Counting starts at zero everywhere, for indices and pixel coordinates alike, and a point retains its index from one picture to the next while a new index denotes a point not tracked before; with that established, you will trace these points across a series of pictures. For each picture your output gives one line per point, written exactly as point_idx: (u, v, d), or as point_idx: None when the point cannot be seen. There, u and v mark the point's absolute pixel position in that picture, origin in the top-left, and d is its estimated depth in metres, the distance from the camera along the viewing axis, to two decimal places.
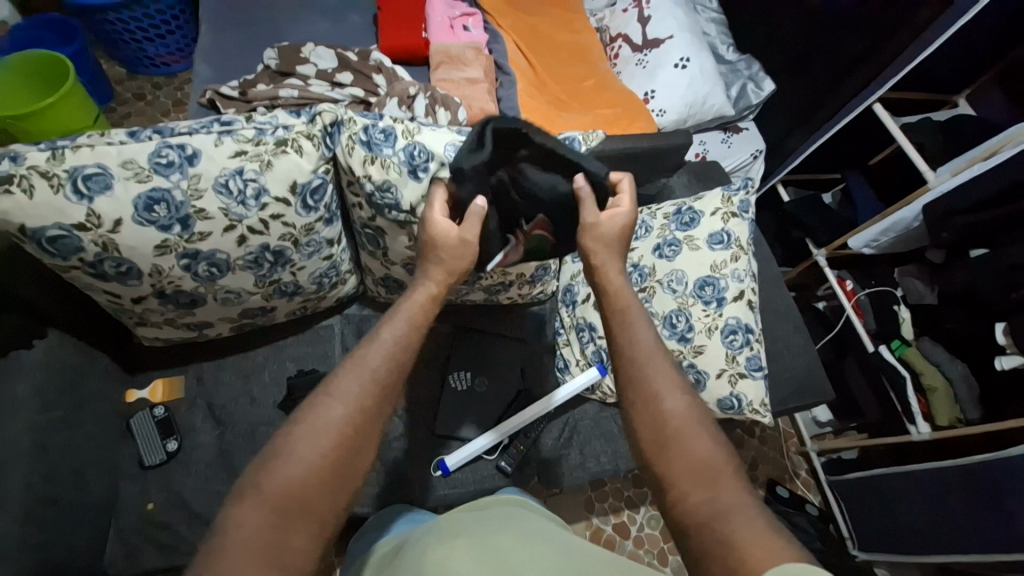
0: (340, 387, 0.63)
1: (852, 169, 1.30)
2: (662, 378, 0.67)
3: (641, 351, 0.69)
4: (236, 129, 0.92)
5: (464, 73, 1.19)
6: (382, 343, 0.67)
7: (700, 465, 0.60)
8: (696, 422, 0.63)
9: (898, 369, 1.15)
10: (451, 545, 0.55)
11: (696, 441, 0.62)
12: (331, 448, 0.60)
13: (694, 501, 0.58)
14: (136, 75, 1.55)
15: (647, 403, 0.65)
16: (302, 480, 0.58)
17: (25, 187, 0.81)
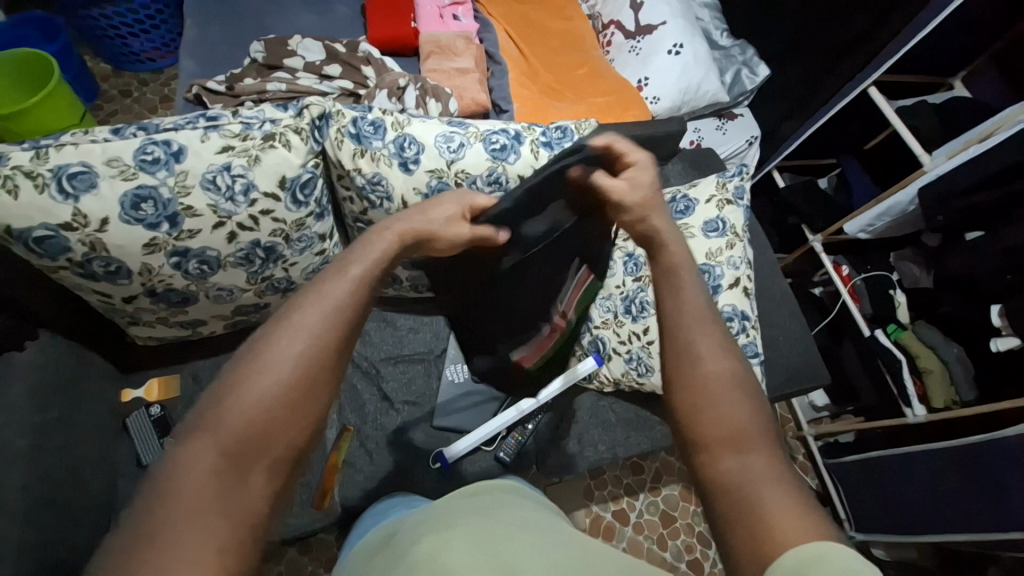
0: (309, 313, 0.54)
1: (847, 154, 1.29)
2: (707, 340, 0.59)
3: (691, 311, 0.61)
4: (222, 124, 0.91)
5: (455, 63, 1.18)
6: (346, 279, 0.58)
7: (737, 431, 0.54)
8: (737, 386, 0.56)
9: (893, 353, 1.15)
10: (443, 536, 0.54)
11: (733, 406, 0.55)
12: (300, 379, 0.51)
13: (721, 466, 0.52)
14: (122, 71, 1.53)
15: (685, 362, 0.58)
16: (264, 412, 0.49)
17: (9, 187, 0.80)
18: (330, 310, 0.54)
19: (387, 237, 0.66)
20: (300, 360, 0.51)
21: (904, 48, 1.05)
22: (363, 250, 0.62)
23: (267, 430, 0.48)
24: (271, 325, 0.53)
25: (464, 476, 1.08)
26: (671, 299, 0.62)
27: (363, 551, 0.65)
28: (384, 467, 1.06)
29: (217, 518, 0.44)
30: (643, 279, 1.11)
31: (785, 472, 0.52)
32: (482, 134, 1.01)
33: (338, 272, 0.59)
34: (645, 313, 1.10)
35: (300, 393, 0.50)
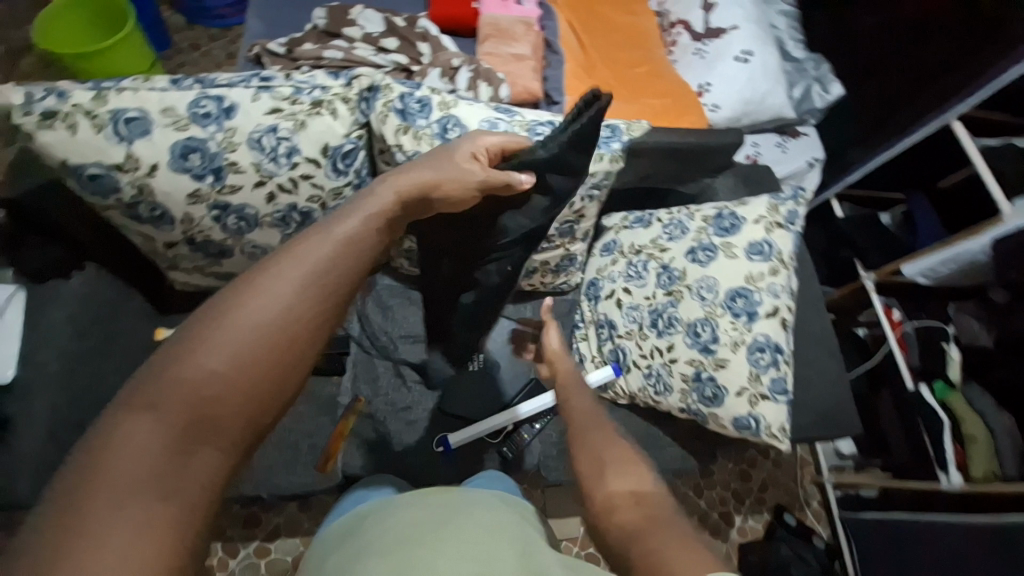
0: (275, 281, 0.55)
1: (916, 190, 1.20)
2: (597, 430, 0.70)
3: (581, 409, 0.74)
4: (274, 86, 0.93)
5: (512, 48, 1.15)
6: (328, 239, 0.61)
7: (632, 494, 0.62)
8: (626, 460, 0.66)
9: (938, 414, 1.07)
10: (409, 540, 0.55)
11: (625, 474, 0.64)
12: (257, 351, 0.52)
13: (619, 519, 0.60)
14: (195, 25, 1.59)
15: (585, 445, 0.68)
16: (220, 381, 0.50)
17: (70, 124, 0.84)
18: (298, 281, 0.56)
19: (384, 196, 0.70)
20: (259, 331, 0.52)
21: (998, 83, 0.94)
22: (357, 210, 0.66)
23: (223, 399, 0.50)
24: (234, 295, 0.54)
25: (463, 464, 1.08)
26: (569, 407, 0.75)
27: (340, 530, 0.67)
28: (387, 443, 1.07)
29: (167, 484, 0.45)
30: (675, 295, 1.06)
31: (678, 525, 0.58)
32: (528, 124, 0.98)
33: (313, 236, 0.60)
34: (672, 330, 1.05)
35: (262, 363, 0.52)
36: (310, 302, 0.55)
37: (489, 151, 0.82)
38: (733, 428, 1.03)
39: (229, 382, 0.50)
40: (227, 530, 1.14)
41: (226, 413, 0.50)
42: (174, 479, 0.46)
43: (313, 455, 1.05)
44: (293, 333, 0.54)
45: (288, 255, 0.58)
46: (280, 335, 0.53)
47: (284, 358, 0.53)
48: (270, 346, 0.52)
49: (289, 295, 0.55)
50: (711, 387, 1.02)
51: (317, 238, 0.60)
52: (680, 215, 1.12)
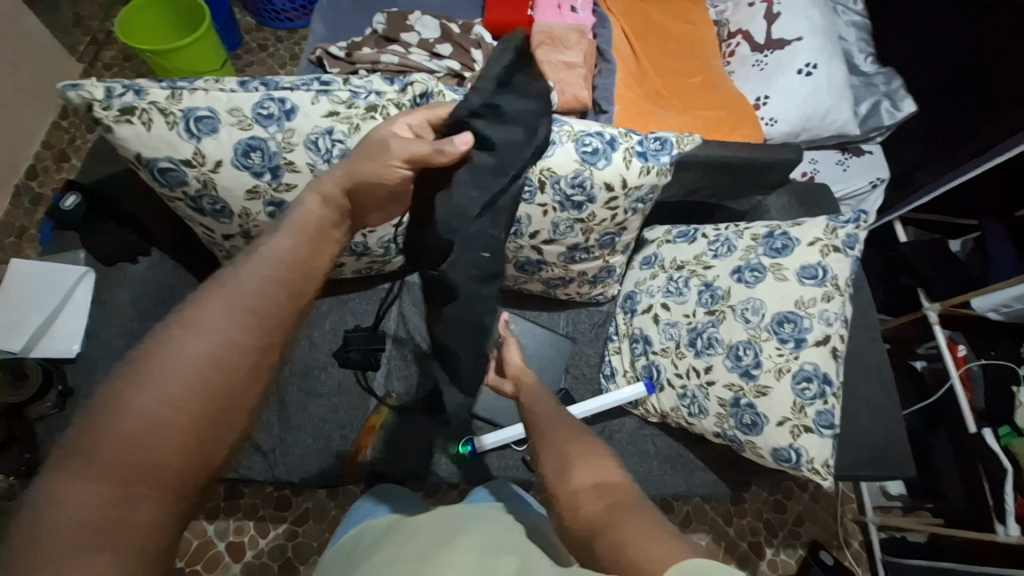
0: (204, 320, 0.52)
1: (991, 218, 1.11)
2: (559, 432, 0.68)
3: (548, 412, 0.74)
4: (332, 90, 0.95)
5: (563, 56, 1.15)
6: (258, 267, 0.57)
7: (598, 485, 0.59)
8: (591, 452, 0.64)
9: (1001, 459, 0.98)
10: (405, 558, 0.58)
11: (589, 466, 0.62)
12: (191, 390, 0.50)
13: (585, 513, 0.57)
14: (264, 27, 1.67)
15: (549, 450, 0.66)
16: (151, 428, 0.48)
17: (145, 119, 0.90)
18: (230, 312, 0.53)
19: (310, 209, 0.65)
20: (197, 364, 0.51)
21: None
22: (289, 232, 0.62)
23: (151, 445, 0.48)
24: (173, 328, 0.52)
25: (488, 468, 1.08)
26: (536, 415, 0.74)
27: (356, 538, 0.73)
28: (414, 440, 1.09)
29: (92, 550, 0.43)
30: (717, 315, 1.02)
31: (645, 511, 0.55)
32: (576, 134, 0.95)
33: (243, 263, 0.58)
34: (711, 351, 1.02)
35: (195, 404, 0.50)
36: (240, 333, 0.53)
37: (416, 125, 0.73)
38: (772, 459, 0.99)
39: (161, 429, 0.48)
40: (260, 510, 1.19)
41: (158, 459, 0.48)
42: (111, 533, 0.44)
43: (343, 447, 1.08)
44: (224, 372, 0.52)
45: (219, 290, 0.55)
46: (214, 371, 0.51)
47: (222, 396, 0.51)
48: (203, 385, 0.50)
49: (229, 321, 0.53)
50: (749, 414, 0.98)
51: (250, 265, 0.57)
52: (728, 232, 1.08)
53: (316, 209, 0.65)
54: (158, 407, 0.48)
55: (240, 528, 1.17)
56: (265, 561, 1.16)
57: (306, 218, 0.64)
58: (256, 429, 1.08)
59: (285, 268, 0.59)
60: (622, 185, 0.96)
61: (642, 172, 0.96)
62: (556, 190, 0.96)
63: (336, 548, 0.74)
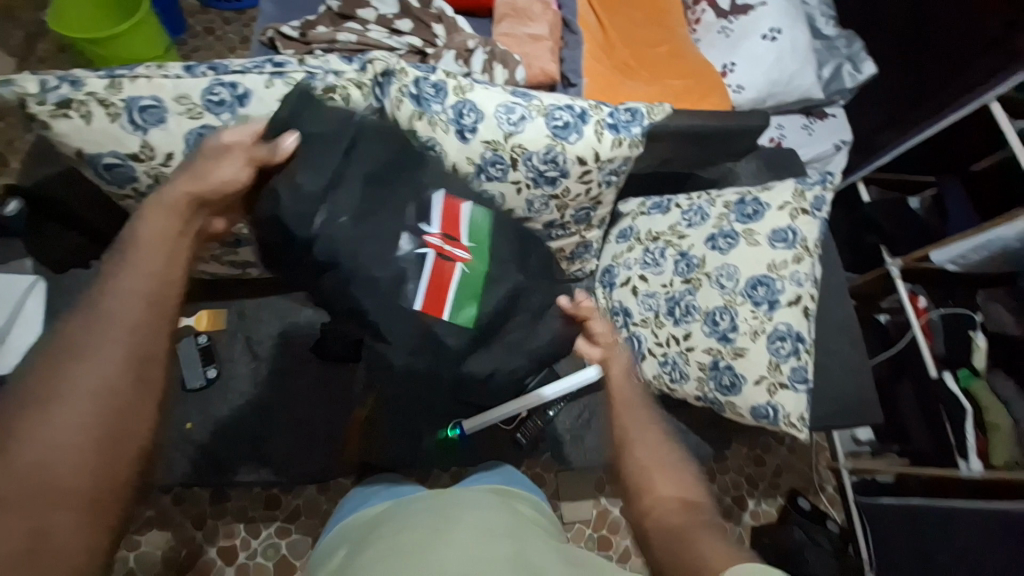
0: (94, 338, 0.55)
1: (950, 174, 1.17)
2: (643, 431, 0.70)
3: (628, 409, 0.73)
4: (288, 72, 0.88)
5: (529, 29, 1.12)
6: (127, 290, 0.59)
7: (679, 496, 0.64)
8: (673, 463, 0.67)
9: (960, 400, 1.05)
10: (409, 533, 0.56)
11: (669, 479, 0.66)
12: (87, 406, 0.51)
13: (660, 518, 0.62)
14: (209, 9, 1.56)
15: (632, 449, 0.69)
16: (48, 455, 0.48)
17: (84, 112, 0.82)
18: (110, 329, 0.56)
19: (150, 230, 0.65)
20: (90, 381, 0.52)
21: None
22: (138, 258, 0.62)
23: (56, 469, 0.48)
24: (58, 354, 0.53)
25: (480, 450, 1.09)
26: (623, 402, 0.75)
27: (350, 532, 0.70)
28: None
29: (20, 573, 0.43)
30: (693, 282, 1.04)
31: (714, 524, 0.61)
32: (546, 109, 0.94)
33: (106, 288, 0.59)
34: (689, 318, 1.04)
35: (98, 422, 0.51)
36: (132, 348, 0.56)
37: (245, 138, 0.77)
38: (751, 417, 1.02)
39: (62, 451, 0.49)
40: (250, 511, 1.17)
41: (64, 479, 0.48)
42: (32, 558, 0.44)
43: (331, 441, 1.07)
44: (119, 386, 0.53)
45: (92, 318, 0.56)
46: (112, 388, 0.53)
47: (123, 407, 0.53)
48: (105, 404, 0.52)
49: (117, 334, 0.56)
50: (728, 375, 1.01)
51: (118, 286, 0.59)
52: (700, 201, 1.09)
53: (158, 227, 0.66)
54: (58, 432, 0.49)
55: (231, 531, 1.15)
56: (259, 561, 1.14)
57: (154, 236, 0.65)
58: (239, 431, 1.05)
59: (161, 282, 0.61)
60: (594, 158, 0.95)
61: (614, 144, 0.95)
62: (529, 167, 0.95)
63: (329, 541, 0.73)
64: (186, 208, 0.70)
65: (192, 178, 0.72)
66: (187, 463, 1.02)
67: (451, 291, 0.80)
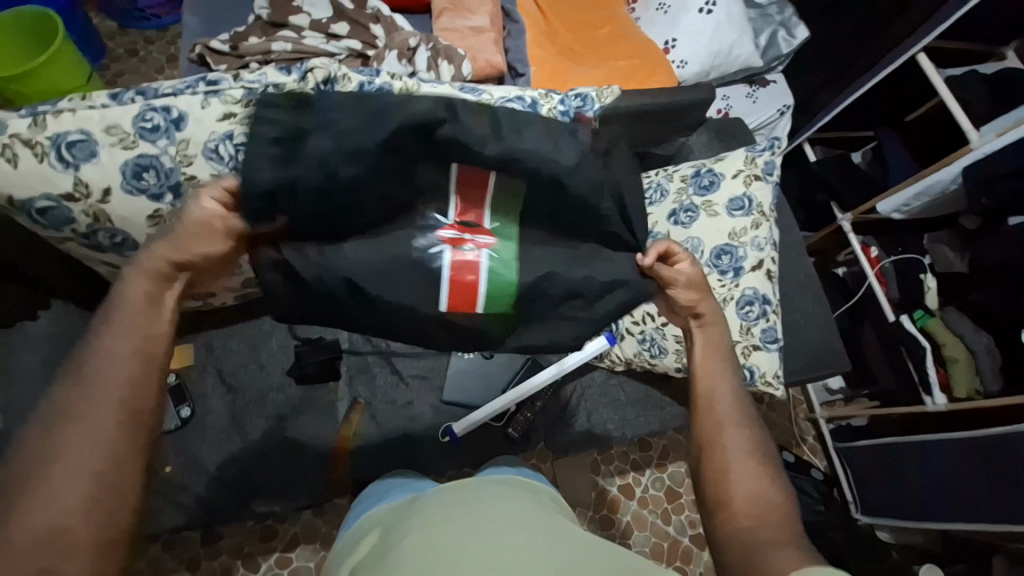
0: (83, 404, 0.50)
1: (885, 126, 1.22)
2: (735, 431, 0.64)
3: (720, 397, 0.66)
4: (223, 89, 0.82)
5: (469, 21, 1.10)
6: (112, 349, 0.53)
7: (760, 508, 0.59)
8: (760, 469, 0.61)
9: (918, 340, 1.12)
10: (433, 538, 0.53)
11: (749, 479, 0.60)
12: (86, 473, 0.48)
13: (740, 526, 0.58)
14: (127, 29, 1.47)
15: (713, 448, 0.63)
16: (48, 528, 0.46)
17: (9, 156, 0.74)
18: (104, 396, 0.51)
19: (134, 292, 0.57)
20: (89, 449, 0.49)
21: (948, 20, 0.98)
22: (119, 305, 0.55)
23: (69, 533, 0.46)
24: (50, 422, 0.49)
25: (474, 450, 1.09)
26: (707, 391, 0.67)
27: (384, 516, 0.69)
28: (394, 439, 1.07)
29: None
30: None
31: (801, 540, 0.56)
32: (497, 102, 0.93)
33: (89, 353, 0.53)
34: None
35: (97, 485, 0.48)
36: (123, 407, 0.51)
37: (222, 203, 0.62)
38: None
39: (64, 524, 0.46)
40: (246, 546, 1.13)
41: (75, 535, 0.46)
42: None
43: (321, 464, 1.04)
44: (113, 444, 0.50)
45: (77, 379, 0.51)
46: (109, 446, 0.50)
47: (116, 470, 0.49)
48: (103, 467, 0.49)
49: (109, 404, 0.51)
50: None
51: (103, 348, 0.53)
52: (658, 178, 1.11)
53: (139, 288, 0.57)
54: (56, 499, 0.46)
55: (228, 569, 1.12)
56: None
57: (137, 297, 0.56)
58: (222, 467, 1.01)
59: (145, 337, 0.55)
60: None
61: None
62: None
63: (357, 528, 0.72)
64: (172, 273, 0.59)
65: (175, 248, 0.59)
66: (175, 510, 0.98)
67: (479, 278, 0.66)
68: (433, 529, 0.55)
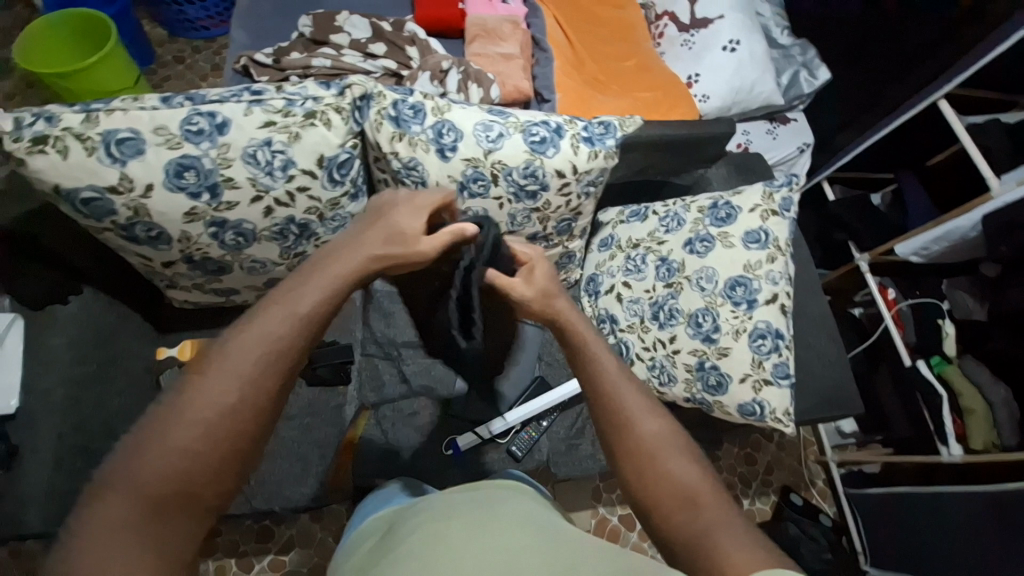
0: (230, 363, 0.55)
1: (906, 169, 1.22)
2: (636, 405, 0.65)
3: (612, 384, 0.66)
4: (266, 99, 0.87)
5: (500, 48, 1.15)
6: (293, 317, 0.59)
7: (687, 490, 0.59)
8: (673, 443, 0.62)
9: (934, 387, 1.10)
10: (438, 527, 0.56)
11: (671, 466, 0.61)
12: (207, 429, 0.52)
13: (676, 520, 0.58)
14: (178, 38, 1.57)
15: (619, 436, 0.63)
16: (175, 469, 0.51)
17: (61, 148, 0.79)
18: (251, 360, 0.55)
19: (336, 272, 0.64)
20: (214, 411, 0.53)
21: (976, 66, 0.99)
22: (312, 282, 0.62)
23: (184, 479, 0.51)
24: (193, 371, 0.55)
25: (476, 465, 1.09)
26: (590, 374, 0.68)
27: (389, 517, 0.70)
28: (398, 449, 1.08)
29: (135, 555, 0.47)
30: (675, 286, 1.07)
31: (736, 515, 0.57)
32: (522, 125, 0.95)
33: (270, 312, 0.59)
34: (673, 321, 1.06)
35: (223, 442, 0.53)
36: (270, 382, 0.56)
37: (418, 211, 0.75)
38: (738, 414, 1.05)
39: (185, 467, 0.51)
40: (242, 545, 1.14)
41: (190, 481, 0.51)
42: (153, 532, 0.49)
43: (323, 468, 1.05)
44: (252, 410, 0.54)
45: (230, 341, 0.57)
46: (238, 410, 0.54)
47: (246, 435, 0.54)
48: (230, 430, 0.53)
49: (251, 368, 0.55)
50: (714, 375, 1.04)
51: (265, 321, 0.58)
52: (676, 208, 1.12)
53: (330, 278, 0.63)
54: (191, 450, 0.51)
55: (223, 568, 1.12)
56: None
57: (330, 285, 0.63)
58: None
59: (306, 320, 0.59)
60: (572, 171, 0.97)
61: (590, 157, 0.97)
62: (510, 182, 0.96)
63: (363, 528, 0.72)
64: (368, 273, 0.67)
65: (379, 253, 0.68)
66: None
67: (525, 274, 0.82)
68: (475, 507, 0.59)
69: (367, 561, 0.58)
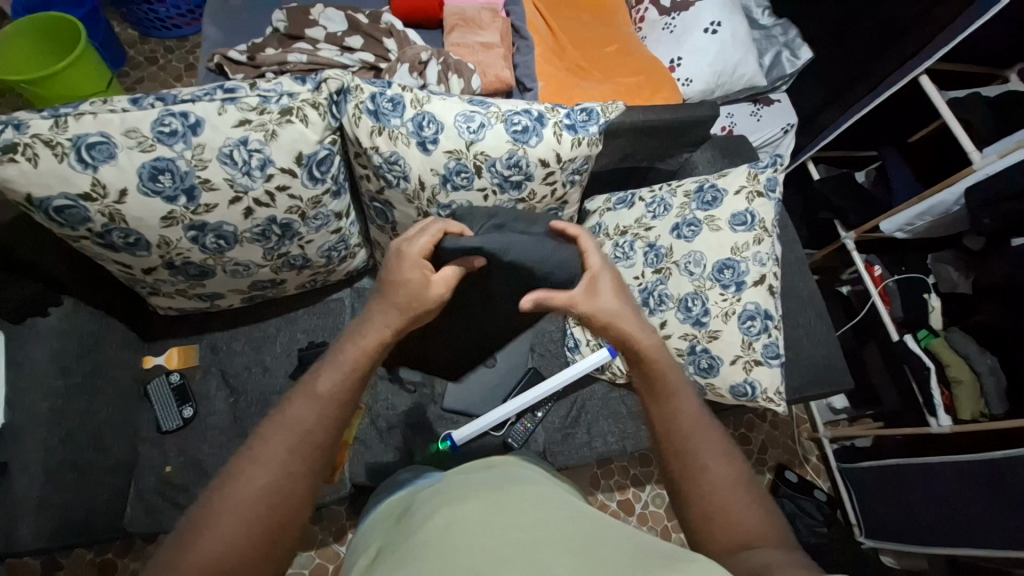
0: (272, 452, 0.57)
1: (888, 146, 1.24)
2: (706, 447, 0.65)
3: (687, 424, 0.66)
4: (239, 96, 0.85)
5: (479, 37, 1.14)
6: (318, 399, 0.61)
7: (748, 535, 0.58)
8: (745, 490, 0.62)
9: (923, 360, 1.10)
10: (455, 514, 0.55)
11: (738, 512, 0.60)
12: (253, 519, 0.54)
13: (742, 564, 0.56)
14: (149, 38, 1.53)
15: (688, 473, 0.63)
16: (219, 558, 0.52)
17: (29, 155, 0.76)
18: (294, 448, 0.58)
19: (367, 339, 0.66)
20: (261, 501, 0.55)
21: (955, 40, 0.99)
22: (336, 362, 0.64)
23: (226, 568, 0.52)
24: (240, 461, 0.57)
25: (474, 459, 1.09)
26: (665, 404, 0.68)
27: (401, 502, 0.70)
28: (396, 449, 1.07)
29: None
30: (663, 271, 1.07)
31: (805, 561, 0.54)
32: (504, 115, 0.94)
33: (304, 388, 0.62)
34: (663, 307, 1.06)
35: (271, 523, 0.55)
36: (305, 462, 0.58)
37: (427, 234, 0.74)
38: (730, 395, 1.05)
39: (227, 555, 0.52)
40: None
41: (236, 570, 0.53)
42: None
43: None
44: (297, 486, 0.57)
45: (277, 420, 0.60)
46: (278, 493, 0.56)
47: (297, 502, 0.57)
48: (278, 507, 0.55)
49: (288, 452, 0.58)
50: (706, 358, 1.04)
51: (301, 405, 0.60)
52: (661, 192, 1.12)
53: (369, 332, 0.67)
54: (232, 537, 0.53)
55: None
56: None
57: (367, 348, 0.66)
58: (220, 469, 1.02)
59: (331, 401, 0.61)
60: (556, 160, 0.96)
61: (574, 145, 0.96)
62: (493, 173, 0.95)
63: (372, 519, 0.73)
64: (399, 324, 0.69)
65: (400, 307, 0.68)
66: (173, 511, 0.99)
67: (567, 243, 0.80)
68: (511, 497, 0.58)
69: (383, 545, 0.59)
